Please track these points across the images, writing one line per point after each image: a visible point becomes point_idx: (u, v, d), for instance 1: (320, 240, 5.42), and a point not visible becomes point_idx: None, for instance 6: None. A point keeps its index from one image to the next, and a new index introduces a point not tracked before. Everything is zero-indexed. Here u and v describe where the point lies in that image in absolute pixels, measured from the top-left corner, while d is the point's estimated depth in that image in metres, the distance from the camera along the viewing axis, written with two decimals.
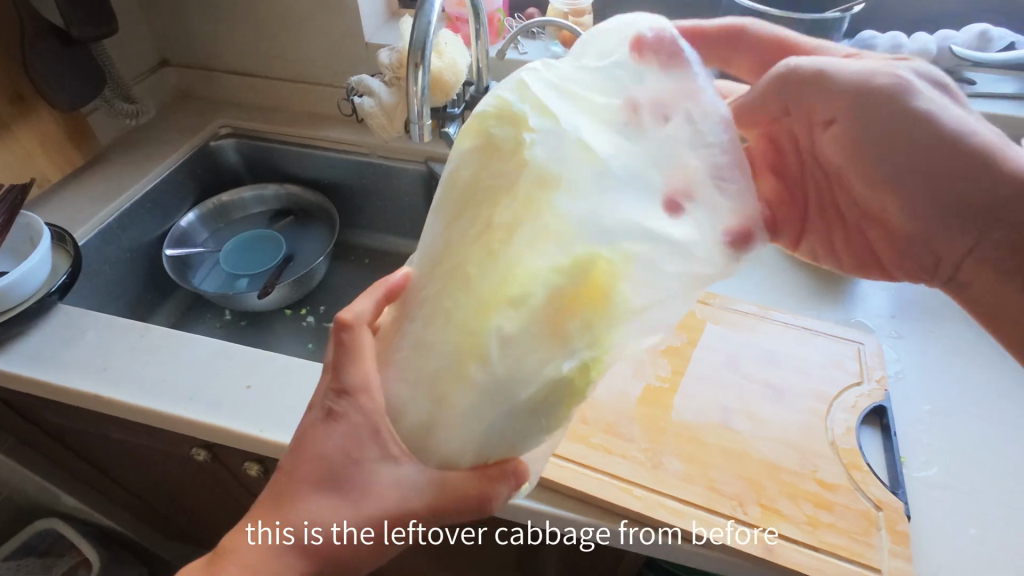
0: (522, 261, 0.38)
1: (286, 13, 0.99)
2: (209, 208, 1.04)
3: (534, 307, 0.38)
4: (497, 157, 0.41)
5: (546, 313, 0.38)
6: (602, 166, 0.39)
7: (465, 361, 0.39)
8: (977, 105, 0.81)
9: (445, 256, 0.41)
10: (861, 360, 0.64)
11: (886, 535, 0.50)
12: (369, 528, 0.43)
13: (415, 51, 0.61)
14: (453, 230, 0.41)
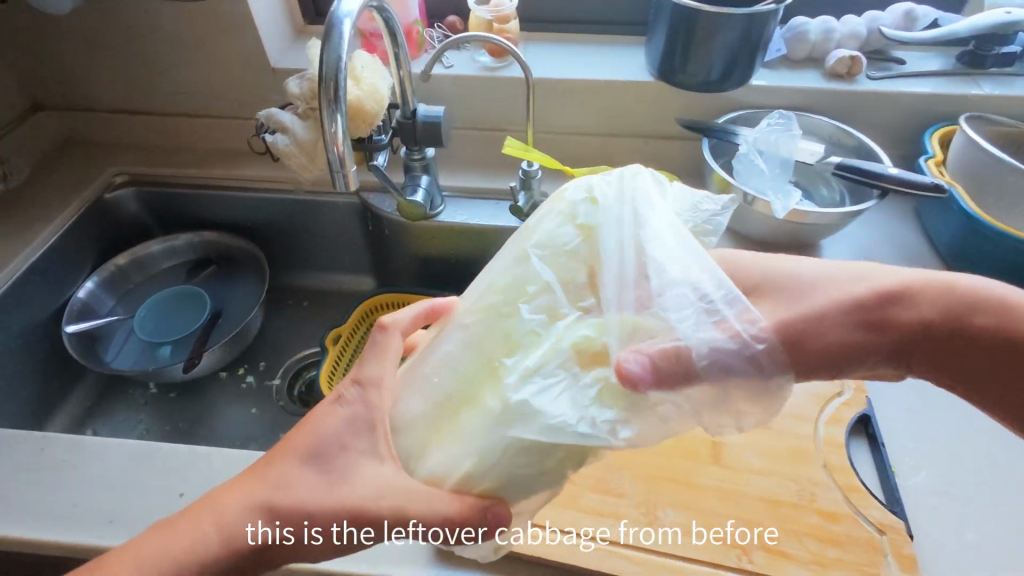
0: (564, 312, 0.42)
1: (169, 39, 0.87)
2: (116, 269, 0.92)
3: (565, 356, 0.40)
4: (572, 217, 0.45)
5: (573, 367, 0.40)
6: (650, 243, 0.42)
7: (479, 392, 0.41)
8: (906, 85, 0.82)
9: (492, 290, 0.44)
10: None
11: (894, 563, 0.48)
12: (369, 527, 0.42)
13: (329, 91, 0.53)
14: (502, 274, 0.44)
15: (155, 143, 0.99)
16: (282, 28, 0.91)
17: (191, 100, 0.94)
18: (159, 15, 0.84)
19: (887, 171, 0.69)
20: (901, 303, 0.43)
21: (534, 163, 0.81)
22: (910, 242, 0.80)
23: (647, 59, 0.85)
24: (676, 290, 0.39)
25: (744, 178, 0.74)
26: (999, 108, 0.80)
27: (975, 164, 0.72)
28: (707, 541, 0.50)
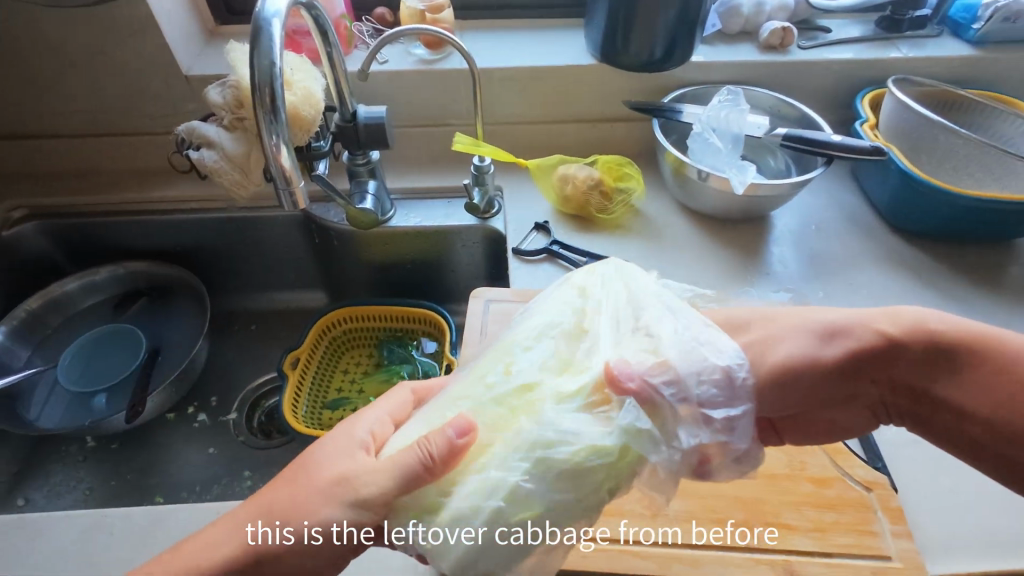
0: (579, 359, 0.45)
1: (58, 51, 0.77)
2: (28, 314, 0.82)
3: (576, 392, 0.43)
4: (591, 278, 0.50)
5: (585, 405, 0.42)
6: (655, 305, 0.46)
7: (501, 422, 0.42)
8: (835, 51, 0.85)
9: (517, 339, 0.47)
10: None
11: (885, 517, 0.51)
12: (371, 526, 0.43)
13: (265, 101, 0.48)
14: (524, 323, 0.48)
15: (55, 168, 0.88)
16: (192, 30, 0.83)
17: (93, 117, 0.83)
18: (42, 24, 0.74)
19: (830, 139, 0.71)
20: (879, 354, 0.44)
21: (486, 157, 0.78)
22: (852, 203, 0.84)
23: (588, 42, 0.84)
24: (713, 338, 0.44)
25: (700, 155, 0.75)
26: (919, 69, 0.85)
27: (908, 125, 0.76)
28: (708, 543, 0.49)
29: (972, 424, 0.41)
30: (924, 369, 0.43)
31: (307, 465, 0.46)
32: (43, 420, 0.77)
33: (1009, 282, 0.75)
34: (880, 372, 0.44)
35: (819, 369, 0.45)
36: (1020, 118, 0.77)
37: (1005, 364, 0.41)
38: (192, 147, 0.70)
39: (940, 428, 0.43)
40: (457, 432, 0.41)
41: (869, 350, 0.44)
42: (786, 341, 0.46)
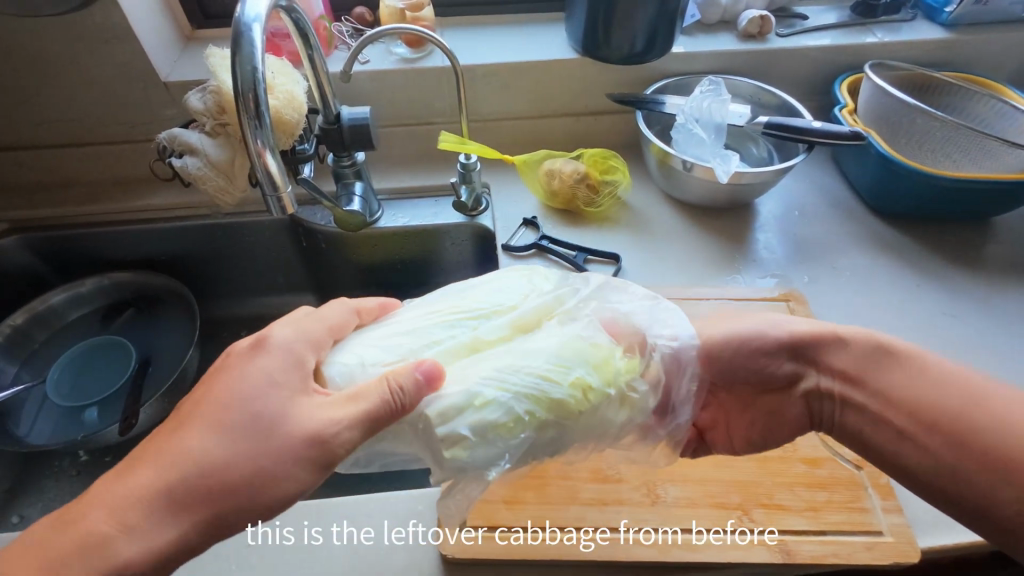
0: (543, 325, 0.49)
1: (31, 61, 0.75)
2: (14, 331, 0.80)
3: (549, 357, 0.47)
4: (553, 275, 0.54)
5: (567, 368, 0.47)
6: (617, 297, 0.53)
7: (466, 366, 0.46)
8: (813, 38, 0.86)
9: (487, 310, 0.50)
10: None
11: (876, 494, 0.52)
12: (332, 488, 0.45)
13: (249, 106, 0.47)
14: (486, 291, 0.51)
15: (33, 180, 0.86)
16: (168, 35, 0.81)
17: (72, 127, 0.82)
18: (13, 33, 0.72)
19: (811, 126, 0.72)
20: (824, 346, 0.49)
21: (472, 154, 0.78)
22: (834, 188, 0.86)
23: (569, 36, 0.84)
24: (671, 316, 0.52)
25: (684, 146, 0.76)
26: (895, 53, 0.86)
27: (886, 109, 0.78)
28: (707, 543, 0.49)
29: (896, 411, 0.44)
30: (861, 360, 0.47)
31: (256, 410, 0.41)
32: (34, 437, 0.76)
33: (987, 260, 0.77)
34: (829, 363, 0.48)
35: (766, 347, 0.51)
36: (992, 99, 0.79)
37: (931, 367, 0.44)
38: (175, 154, 0.69)
39: (858, 424, 0.46)
40: (426, 376, 0.42)
41: (821, 342, 0.49)
42: (747, 321, 0.53)
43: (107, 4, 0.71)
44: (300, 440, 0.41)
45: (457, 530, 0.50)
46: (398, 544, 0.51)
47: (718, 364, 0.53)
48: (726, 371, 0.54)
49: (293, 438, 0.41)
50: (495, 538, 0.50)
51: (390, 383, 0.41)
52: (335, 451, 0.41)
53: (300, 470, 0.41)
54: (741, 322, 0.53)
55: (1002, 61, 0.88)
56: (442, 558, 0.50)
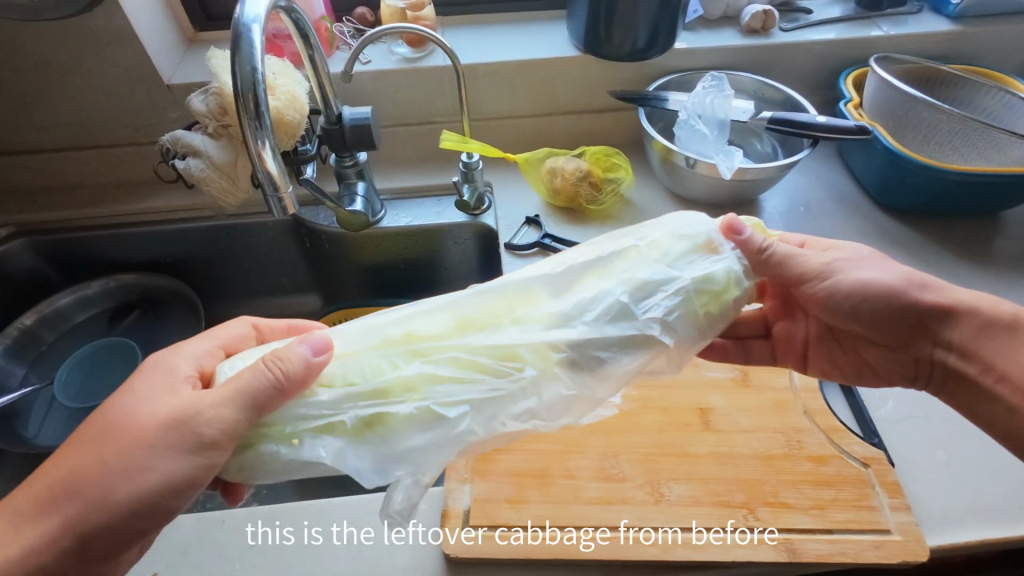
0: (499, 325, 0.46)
1: (35, 65, 0.76)
2: (20, 333, 0.81)
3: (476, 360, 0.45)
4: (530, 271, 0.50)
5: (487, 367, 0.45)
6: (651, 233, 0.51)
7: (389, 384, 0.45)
8: (817, 32, 0.85)
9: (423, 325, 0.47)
10: None
11: (883, 492, 0.51)
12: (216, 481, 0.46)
13: (249, 107, 0.47)
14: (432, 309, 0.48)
15: (39, 184, 0.87)
16: (169, 38, 0.82)
17: (77, 131, 0.83)
18: (17, 38, 0.73)
19: (815, 120, 0.71)
20: (947, 314, 0.49)
21: (474, 153, 0.78)
22: (840, 183, 0.85)
23: (571, 33, 0.83)
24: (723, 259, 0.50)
25: (686, 142, 0.76)
26: (900, 45, 0.85)
27: (891, 102, 0.77)
28: (707, 543, 0.49)
29: (1008, 389, 0.46)
30: (978, 334, 0.47)
31: (112, 419, 0.44)
32: (40, 439, 0.76)
33: (995, 254, 0.76)
34: (930, 320, 0.49)
35: (889, 299, 0.49)
36: (1001, 91, 0.78)
37: None
38: (178, 156, 0.70)
39: (953, 377, 0.49)
40: (313, 350, 0.44)
41: (939, 308, 0.49)
42: (868, 269, 0.50)
43: (108, 8, 0.72)
44: (164, 424, 0.43)
45: (458, 530, 0.50)
46: (400, 543, 0.51)
47: (843, 312, 0.50)
48: (853, 318, 0.50)
49: (156, 424, 0.43)
50: (496, 537, 0.50)
51: (267, 360, 0.43)
52: (202, 429, 0.42)
53: (165, 454, 0.42)
54: (869, 270, 0.50)
55: (1009, 53, 0.87)
56: (444, 558, 0.50)
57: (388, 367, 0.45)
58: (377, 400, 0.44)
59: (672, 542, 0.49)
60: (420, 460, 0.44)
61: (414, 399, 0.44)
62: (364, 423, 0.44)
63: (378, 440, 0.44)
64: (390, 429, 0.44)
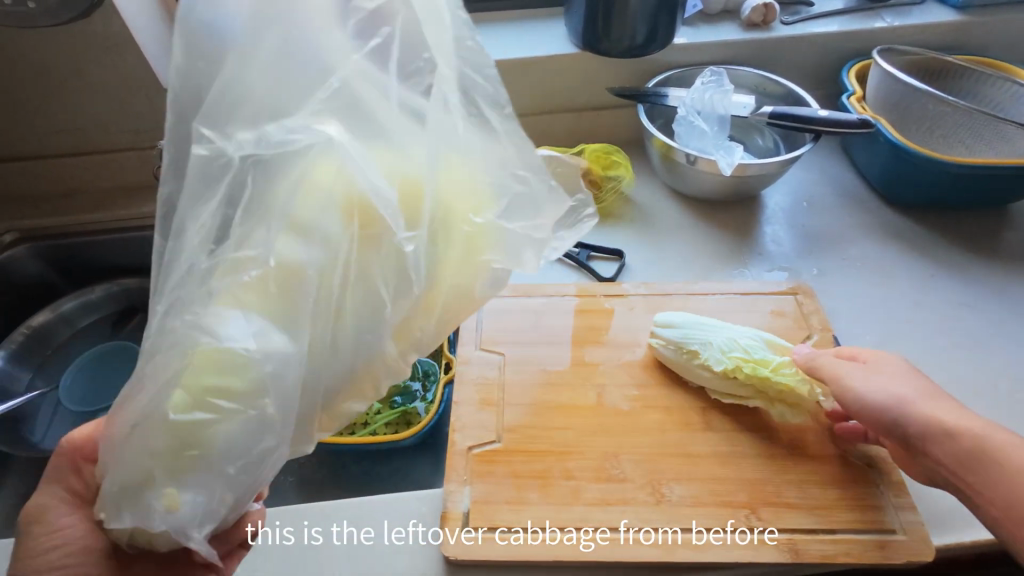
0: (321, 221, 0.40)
1: (36, 72, 0.76)
2: (23, 340, 0.82)
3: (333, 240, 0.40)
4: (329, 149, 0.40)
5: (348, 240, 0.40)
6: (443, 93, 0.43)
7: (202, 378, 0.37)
8: (819, 24, 0.84)
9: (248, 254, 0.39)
10: (806, 325, 0.65)
11: (887, 490, 0.51)
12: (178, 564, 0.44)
13: None
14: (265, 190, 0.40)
15: (42, 190, 0.87)
16: None
17: (78, 137, 0.83)
18: (18, 45, 0.74)
19: (817, 115, 0.70)
20: (945, 431, 0.45)
21: None
22: (843, 178, 0.83)
23: (568, 30, 0.82)
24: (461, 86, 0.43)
25: (686, 138, 0.75)
26: (905, 37, 0.84)
27: (895, 95, 0.75)
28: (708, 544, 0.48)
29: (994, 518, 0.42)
30: (968, 461, 0.44)
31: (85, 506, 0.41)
32: (45, 442, 0.77)
33: (1004, 248, 0.74)
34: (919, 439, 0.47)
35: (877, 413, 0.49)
36: (1008, 82, 0.76)
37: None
38: None
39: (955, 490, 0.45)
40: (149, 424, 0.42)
41: (930, 429, 0.46)
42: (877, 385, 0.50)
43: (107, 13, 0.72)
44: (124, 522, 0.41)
45: (458, 532, 0.50)
46: (401, 546, 0.51)
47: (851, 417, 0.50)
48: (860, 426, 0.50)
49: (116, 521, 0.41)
50: (496, 539, 0.49)
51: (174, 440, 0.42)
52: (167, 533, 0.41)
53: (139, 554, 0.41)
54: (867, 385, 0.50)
55: (1017, 42, 0.85)
56: (443, 559, 0.50)
57: (154, 377, 0.38)
58: (178, 409, 0.37)
59: (673, 543, 0.48)
60: (252, 448, 0.38)
61: (237, 381, 0.37)
62: (171, 450, 0.37)
63: (201, 450, 0.37)
64: (219, 430, 0.37)
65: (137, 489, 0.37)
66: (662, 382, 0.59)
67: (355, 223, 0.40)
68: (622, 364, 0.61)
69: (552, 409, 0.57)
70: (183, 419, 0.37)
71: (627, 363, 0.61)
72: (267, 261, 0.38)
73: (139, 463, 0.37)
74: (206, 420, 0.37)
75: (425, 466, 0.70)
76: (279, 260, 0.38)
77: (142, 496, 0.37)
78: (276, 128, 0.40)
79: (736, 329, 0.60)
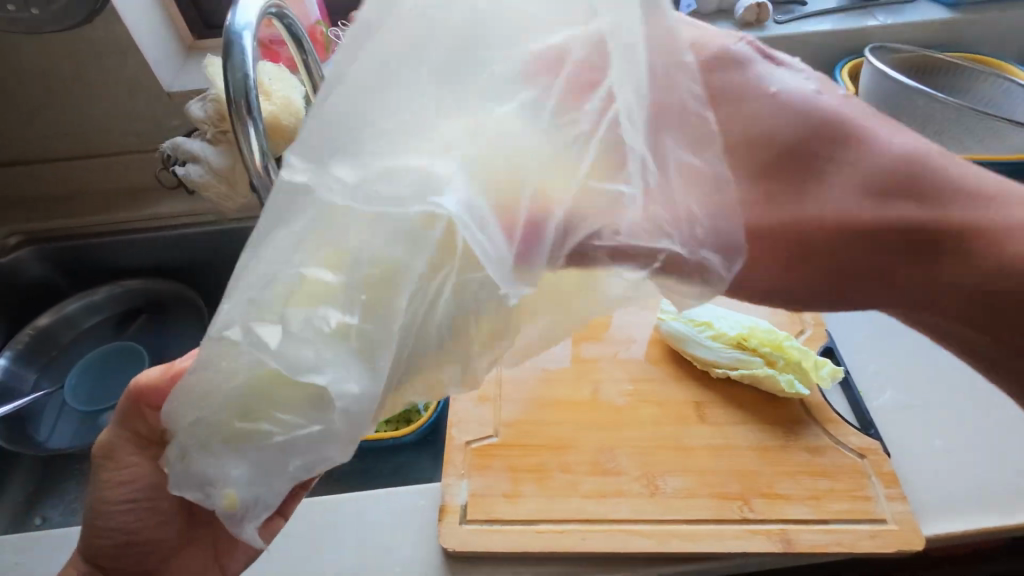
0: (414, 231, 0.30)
1: (41, 77, 0.78)
2: (30, 340, 0.83)
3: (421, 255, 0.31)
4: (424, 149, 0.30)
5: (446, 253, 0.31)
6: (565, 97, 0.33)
7: (258, 404, 0.31)
8: (811, 23, 0.85)
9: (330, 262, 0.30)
10: (800, 320, 0.65)
11: (880, 481, 0.52)
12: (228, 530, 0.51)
13: (241, 112, 0.48)
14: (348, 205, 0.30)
15: (46, 192, 0.89)
16: (170, 46, 0.83)
17: (81, 139, 0.84)
18: (24, 51, 0.75)
19: None
20: None
21: None
22: None
23: None
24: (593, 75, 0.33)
25: None
26: (898, 35, 0.85)
27: (887, 92, 0.76)
28: (703, 535, 0.49)
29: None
30: None
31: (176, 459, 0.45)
32: (51, 441, 0.78)
33: None
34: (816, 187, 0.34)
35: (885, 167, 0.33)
36: (998, 78, 0.77)
37: None
38: (179, 163, 0.71)
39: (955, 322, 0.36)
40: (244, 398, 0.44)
41: None
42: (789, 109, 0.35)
43: (109, 18, 0.73)
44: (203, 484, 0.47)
45: (456, 524, 0.51)
46: (399, 541, 0.52)
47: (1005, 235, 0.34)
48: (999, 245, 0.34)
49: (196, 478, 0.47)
50: (494, 530, 0.50)
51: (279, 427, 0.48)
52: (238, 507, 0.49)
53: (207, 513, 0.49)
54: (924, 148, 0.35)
55: (1010, 39, 0.86)
56: (442, 552, 0.51)
57: (218, 367, 0.31)
58: (244, 410, 0.31)
59: (668, 533, 0.49)
60: (318, 454, 0.32)
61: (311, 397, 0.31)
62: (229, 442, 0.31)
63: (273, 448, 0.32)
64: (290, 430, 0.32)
65: (210, 452, 0.32)
66: (657, 378, 0.60)
67: (458, 254, 0.31)
68: (618, 359, 0.62)
69: (549, 405, 0.58)
70: (247, 428, 0.31)
71: (624, 360, 0.62)
72: (346, 272, 0.30)
73: (212, 424, 0.31)
74: (277, 425, 0.31)
75: (425, 463, 0.71)
76: (354, 279, 0.30)
77: (212, 462, 0.32)
78: (380, 173, 0.30)
79: (728, 314, 0.63)
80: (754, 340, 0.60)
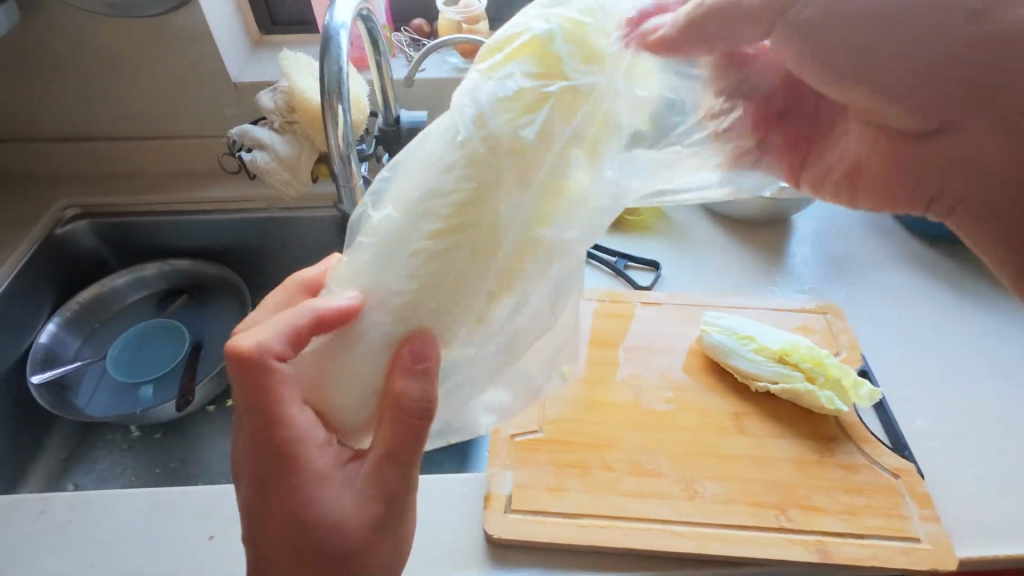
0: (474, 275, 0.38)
1: (119, 60, 0.82)
2: (77, 309, 0.86)
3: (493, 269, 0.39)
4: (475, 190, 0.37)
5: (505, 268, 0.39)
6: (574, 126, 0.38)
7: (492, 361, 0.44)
8: None
9: (452, 289, 0.38)
10: (836, 346, 0.67)
11: (916, 503, 0.53)
12: None
13: (332, 104, 0.51)
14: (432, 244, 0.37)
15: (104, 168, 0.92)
16: (240, 40, 0.87)
17: (146, 121, 0.88)
18: (108, 36, 0.79)
19: None
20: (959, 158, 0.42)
21: None
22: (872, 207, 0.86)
23: None
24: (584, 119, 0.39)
25: None
26: None
27: None
28: (741, 540, 0.50)
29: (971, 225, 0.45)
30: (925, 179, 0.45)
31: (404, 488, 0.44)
32: (90, 409, 0.80)
33: None
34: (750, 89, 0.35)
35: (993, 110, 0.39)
36: None
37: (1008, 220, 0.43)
38: (244, 149, 0.74)
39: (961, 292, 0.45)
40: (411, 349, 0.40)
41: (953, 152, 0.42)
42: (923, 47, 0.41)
43: (190, 9, 0.77)
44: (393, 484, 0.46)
45: (500, 513, 0.52)
46: (442, 525, 0.53)
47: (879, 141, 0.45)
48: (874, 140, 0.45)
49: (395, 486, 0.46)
50: (538, 521, 0.52)
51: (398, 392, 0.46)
52: None
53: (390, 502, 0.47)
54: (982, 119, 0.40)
55: None
56: (485, 539, 0.52)
57: (468, 320, 0.40)
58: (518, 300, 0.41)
59: (706, 535, 0.51)
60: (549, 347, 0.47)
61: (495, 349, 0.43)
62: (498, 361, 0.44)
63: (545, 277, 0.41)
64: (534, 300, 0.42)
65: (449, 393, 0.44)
66: (695, 388, 0.62)
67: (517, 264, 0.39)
68: (657, 369, 0.64)
69: (589, 405, 0.60)
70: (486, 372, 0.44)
71: (662, 368, 0.64)
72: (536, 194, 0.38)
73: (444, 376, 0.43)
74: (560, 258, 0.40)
75: (451, 458, 0.71)
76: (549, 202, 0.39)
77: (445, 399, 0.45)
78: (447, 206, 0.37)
79: (772, 330, 0.65)
80: (796, 358, 0.62)
